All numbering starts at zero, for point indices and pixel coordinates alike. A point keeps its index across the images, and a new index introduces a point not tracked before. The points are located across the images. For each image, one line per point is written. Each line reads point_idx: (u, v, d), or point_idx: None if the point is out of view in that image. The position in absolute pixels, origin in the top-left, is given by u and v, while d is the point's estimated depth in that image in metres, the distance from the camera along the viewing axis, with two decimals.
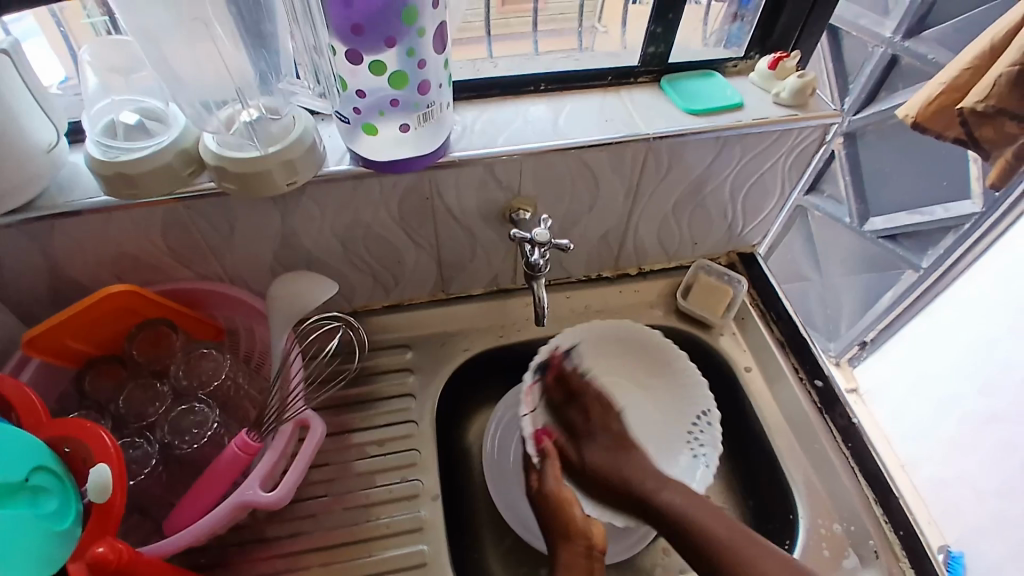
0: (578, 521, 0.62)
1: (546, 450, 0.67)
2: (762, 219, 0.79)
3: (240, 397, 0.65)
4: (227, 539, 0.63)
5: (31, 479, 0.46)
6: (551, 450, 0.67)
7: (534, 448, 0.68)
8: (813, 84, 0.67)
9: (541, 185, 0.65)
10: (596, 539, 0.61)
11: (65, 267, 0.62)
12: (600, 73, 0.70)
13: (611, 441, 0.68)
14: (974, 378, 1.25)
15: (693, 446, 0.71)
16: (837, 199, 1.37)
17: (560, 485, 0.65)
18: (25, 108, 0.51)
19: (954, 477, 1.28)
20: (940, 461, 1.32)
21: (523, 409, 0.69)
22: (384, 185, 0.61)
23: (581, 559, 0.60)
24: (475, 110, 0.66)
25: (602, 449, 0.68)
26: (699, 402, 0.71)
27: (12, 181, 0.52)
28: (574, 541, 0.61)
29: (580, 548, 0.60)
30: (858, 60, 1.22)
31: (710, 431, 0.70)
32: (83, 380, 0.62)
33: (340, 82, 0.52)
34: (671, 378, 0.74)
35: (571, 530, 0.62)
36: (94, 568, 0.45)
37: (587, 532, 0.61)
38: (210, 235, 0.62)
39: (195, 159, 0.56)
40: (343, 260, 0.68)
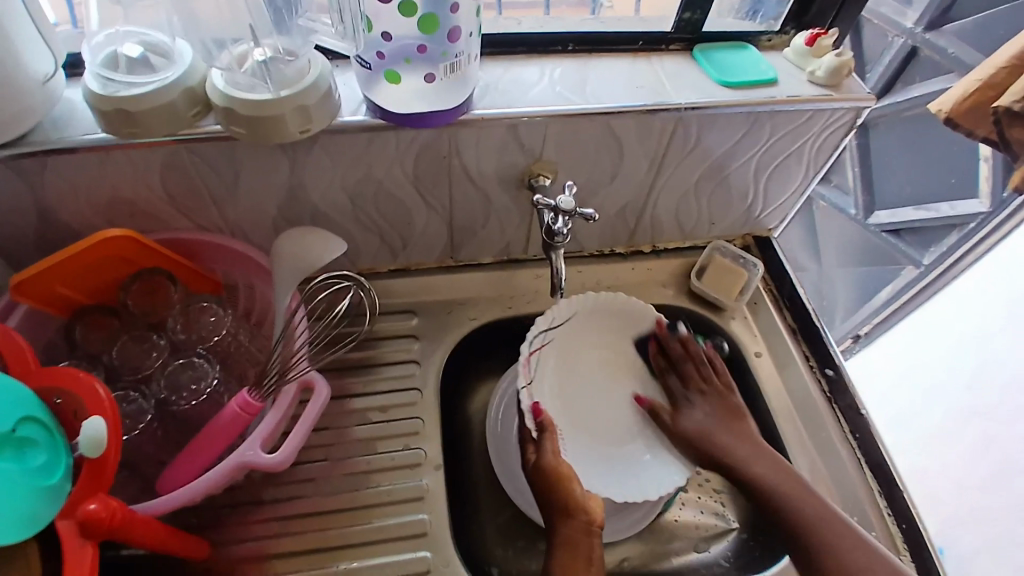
0: (576, 495, 0.59)
1: (546, 424, 0.62)
2: (782, 203, 0.77)
3: (241, 354, 0.63)
4: (219, 500, 0.61)
5: (18, 432, 0.43)
6: (551, 423, 0.62)
7: (533, 422, 0.63)
8: (850, 64, 0.65)
9: (564, 151, 0.63)
10: (597, 515, 0.58)
11: (57, 209, 0.58)
12: (630, 37, 0.66)
13: None
14: (965, 367, 1.30)
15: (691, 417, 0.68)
16: (842, 189, 1.36)
17: (559, 460, 0.61)
18: (22, 33, 0.47)
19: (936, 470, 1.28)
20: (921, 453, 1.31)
21: (523, 381, 0.64)
22: (401, 140, 0.58)
23: (581, 535, 0.57)
24: (499, 68, 0.62)
25: (702, 415, 0.68)
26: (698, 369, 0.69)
27: (3, 114, 0.48)
28: (576, 517, 0.58)
29: (583, 524, 0.58)
30: (879, 48, 1.17)
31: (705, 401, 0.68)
32: (74, 330, 0.58)
33: (367, 23, 0.49)
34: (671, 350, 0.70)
35: (572, 507, 0.58)
36: (86, 526, 0.43)
37: (588, 508, 0.58)
38: (214, 183, 0.59)
39: (200, 99, 0.53)
40: (350, 218, 0.65)
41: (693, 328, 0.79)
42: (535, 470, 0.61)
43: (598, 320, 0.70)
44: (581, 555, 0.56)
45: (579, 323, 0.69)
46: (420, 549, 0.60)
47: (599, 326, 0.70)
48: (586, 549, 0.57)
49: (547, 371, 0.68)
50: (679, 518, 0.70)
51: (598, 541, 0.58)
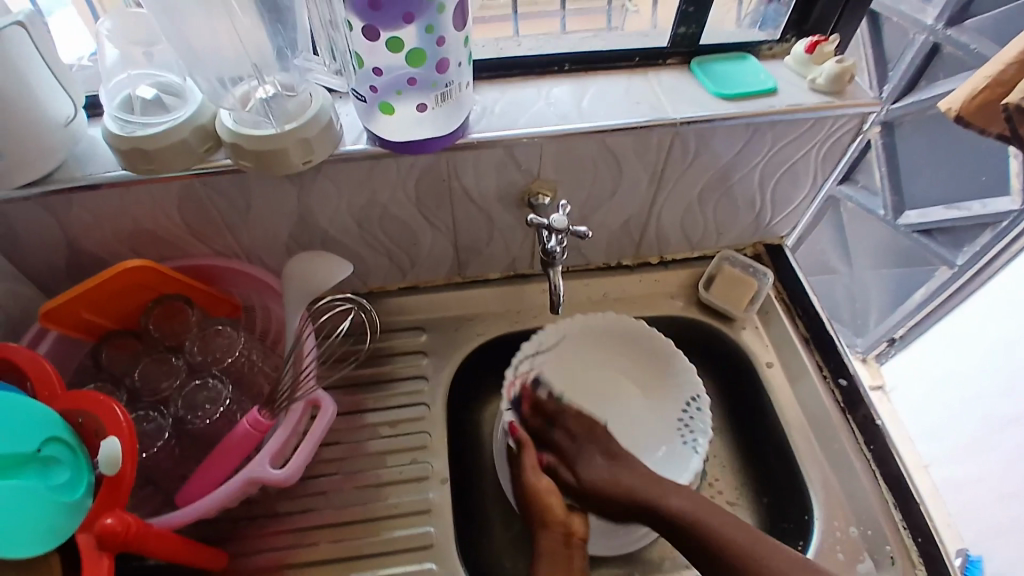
0: (554, 508, 0.63)
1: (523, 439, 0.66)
2: (793, 210, 0.76)
3: (253, 373, 0.65)
4: (238, 513, 0.64)
5: (42, 451, 0.47)
6: (527, 439, 0.66)
7: (511, 439, 0.67)
8: (852, 70, 0.64)
9: (561, 169, 0.64)
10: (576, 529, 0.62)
11: (83, 241, 0.62)
12: (627, 54, 0.67)
13: None
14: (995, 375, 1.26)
15: (682, 433, 0.69)
16: (870, 189, 1.27)
17: (540, 480, 0.65)
18: (41, 80, 0.51)
19: (964, 476, 1.33)
20: (955, 460, 1.36)
21: (506, 402, 0.68)
22: (401, 166, 0.60)
23: (560, 547, 0.61)
24: (495, 91, 0.64)
25: (604, 463, 0.65)
26: (687, 388, 0.70)
27: (27, 153, 0.52)
28: (552, 530, 0.62)
29: (560, 537, 0.61)
30: (899, 46, 1.11)
31: (699, 416, 0.69)
32: (100, 354, 0.62)
33: (357, 60, 0.51)
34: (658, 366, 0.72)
35: (550, 518, 0.62)
36: (103, 539, 0.47)
37: (565, 522, 0.62)
38: (226, 212, 0.62)
39: (212, 135, 0.56)
40: (358, 240, 0.68)
41: (704, 339, 0.79)
42: (519, 488, 0.65)
43: (593, 339, 0.73)
44: (562, 563, 0.60)
45: (574, 342, 0.73)
46: (427, 561, 0.62)
47: (596, 345, 0.74)
48: (564, 559, 0.60)
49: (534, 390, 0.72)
50: None
51: (578, 553, 0.61)
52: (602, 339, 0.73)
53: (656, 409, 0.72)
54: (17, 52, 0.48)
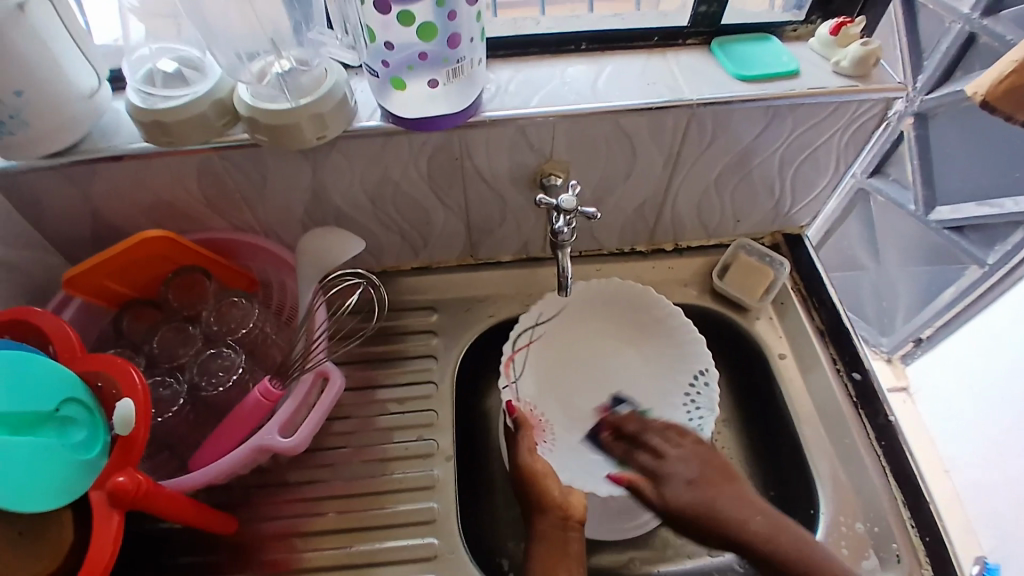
0: (551, 494, 0.62)
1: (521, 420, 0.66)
2: (814, 198, 0.74)
3: (267, 345, 0.67)
4: (248, 481, 0.65)
5: (59, 411, 0.49)
6: (524, 421, 0.66)
7: (510, 419, 0.66)
8: (878, 53, 0.62)
9: (574, 150, 0.63)
10: (574, 511, 0.62)
11: (106, 211, 0.64)
12: (645, 34, 0.66)
13: None
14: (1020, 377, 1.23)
15: (687, 408, 0.68)
16: (902, 183, 1.24)
17: (534, 459, 0.64)
18: (65, 52, 0.53)
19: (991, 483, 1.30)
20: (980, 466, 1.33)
21: (503, 380, 0.68)
22: (413, 143, 0.60)
23: (557, 530, 0.61)
24: (510, 70, 0.64)
25: (687, 484, 0.62)
26: (699, 360, 0.69)
27: (53, 124, 0.54)
28: (551, 513, 0.61)
29: (558, 520, 0.61)
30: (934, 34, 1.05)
31: (705, 392, 0.68)
32: (121, 321, 0.65)
33: (369, 33, 0.52)
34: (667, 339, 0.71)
35: (545, 503, 0.62)
36: (114, 497, 0.48)
37: (564, 505, 0.62)
38: (243, 186, 0.63)
39: (230, 109, 0.57)
40: (371, 218, 0.68)
41: (716, 327, 0.78)
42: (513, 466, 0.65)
43: (595, 308, 0.73)
44: (559, 549, 0.60)
45: (576, 311, 0.73)
46: (428, 536, 0.63)
47: (597, 314, 0.74)
48: (562, 542, 0.60)
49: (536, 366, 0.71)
50: None
51: (574, 536, 0.61)
52: (603, 307, 0.73)
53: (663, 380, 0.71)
54: (41, 23, 0.50)
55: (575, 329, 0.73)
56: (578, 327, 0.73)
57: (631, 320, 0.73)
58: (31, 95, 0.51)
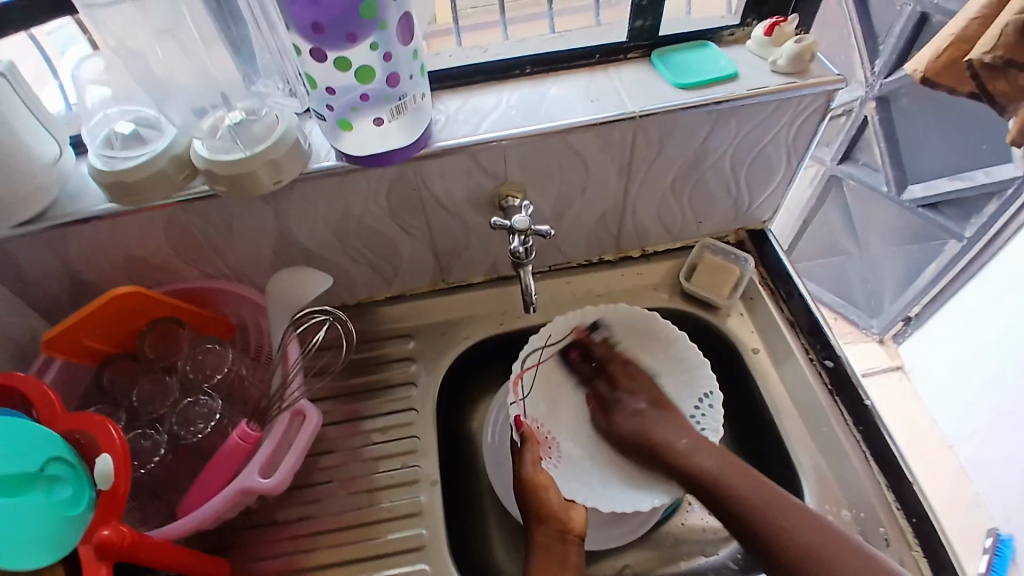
0: (551, 504, 0.63)
1: (527, 434, 0.67)
2: (771, 193, 0.75)
3: (245, 387, 0.68)
4: (240, 523, 0.67)
5: (45, 470, 0.51)
6: (530, 434, 0.67)
7: (516, 433, 0.67)
8: (813, 48, 0.63)
9: (527, 170, 0.65)
10: (574, 525, 0.63)
11: (82, 271, 0.66)
12: (587, 52, 0.68)
13: (698, 473, 0.61)
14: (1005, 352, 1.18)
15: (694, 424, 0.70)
16: (872, 167, 1.27)
17: (537, 471, 0.65)
18: (24, 125, 0.55)
19: (994, 457, 1.28)
20: (980, 441, 1.32)
21: (510, 398, 0.70)
22: (369, 179, 0.62)
23: (556, 543, 0.62)
24: (459, 99, 0.66)
25: (634, 414, 0.70)
26: (704, 383, 0.71)
27: (21, 193, 0.56)
28: (549, 525, 0.63)
29: (556, 531, 0.62)
30: (887, 19, 1.08)
31: (711, 413, 0.70)
32: (102, 376, 0.66)
33: (310, 80, 0.54)
34: (670, 357, 0.73)
35: (547, 514, 0.63)
36: (101, 550, 0.50)
37: (564, 519, 0.63)
38: (211, 235, 0.65)
39: (189, 164, 0.59)
40: (340, 253, 0.70)
41: (689, 328, 0.79)
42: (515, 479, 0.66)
43: (603, 332, 0.74)
44: (557, 559, 0.61)
45: (581, 336, 0.74)
46: (419, 562, 0.64)
47: (604, 337, 0.75)
48: (561, 555, 0.62)
49: (540, 385, 0.73)
50: (685, 522, 0.72)
51: (574, 549, 0.62)
52: (610, 331, 0.74)
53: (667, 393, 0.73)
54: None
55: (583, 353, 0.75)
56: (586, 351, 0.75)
57: (638, 343, 0.74)
58: None
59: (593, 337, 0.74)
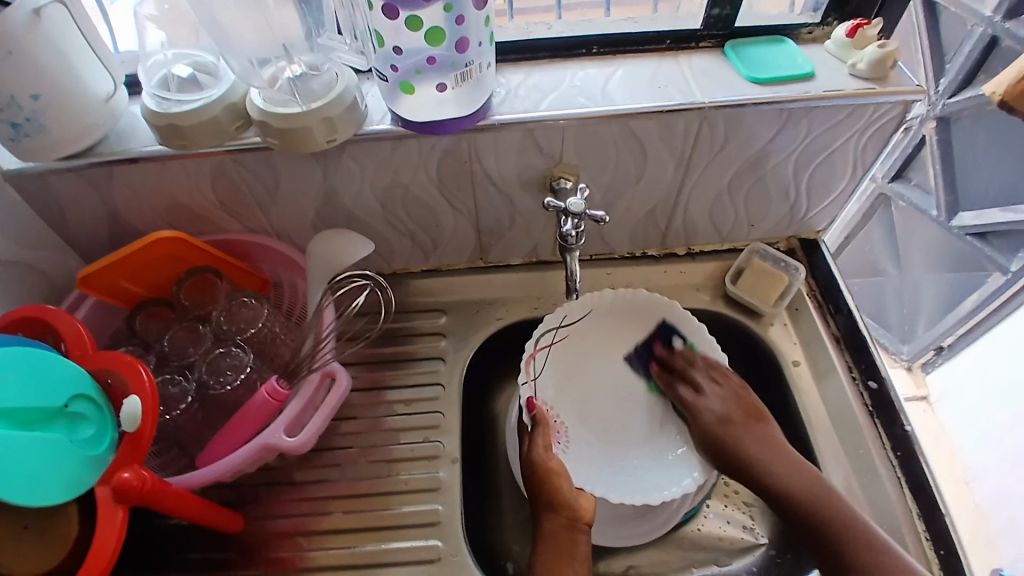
0: (563, 493, 0.61)
1: (539, 417, 0.65)
2: (831, 202, 0.72)
3: (276, 345, 0.68)
4: (257, 479, 0.66)
5: (69, 407, 0.51)
6: (544, 417, 0.65)
7: (528, 416, 0.65)
8: (896, 55, 0.60)
9: (583, 153, 0.63)
10: (584, 514, 0.60)
11: (124, 213, 0.65)
12: (657, 36, 0.66)
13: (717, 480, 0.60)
14: None
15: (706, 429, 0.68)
16: (925, 188, 1.22)
17: (548, 456, 0.63)
18: (81, 58, 0.54)
19: None
20: None
21: (522, 376, 0.67)
22: (423, 147, 0.60)
23: (563, 532, 0.60)
24: (521, 74, 0.64)
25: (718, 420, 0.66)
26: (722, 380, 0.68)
27: (72, 128, 0.55)
28: (561, 514, 0.60)
29: (566, 520, 0.60)
30: (957, 37, 1.03)
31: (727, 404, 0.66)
32: (134, 320, 0.66)
33: (378, 38, 0.52)
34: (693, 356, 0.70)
35: (562, 503, 0.61)
36: (120, 493, 0.49)
37: (575, 508, 0.60)
38: (257, 189, 0.64)
39: (243, 114, 0.57)
40: (382, 221, 0.69)
41: (727, 333, 0.77)
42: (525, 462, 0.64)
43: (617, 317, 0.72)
44: (565, 550, 0.59)
45: (598, 320, 0.71)
46: (432, 538, 0.63)
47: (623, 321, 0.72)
48: (569, 544, 0.60)
49: (556, 368, 0.70)
50: (702, 527, 0.70)
51: (584, 538, 0.60)
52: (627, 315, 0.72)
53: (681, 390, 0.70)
54: (59, 31, 0.52)
55: (596, 335, 0.72)
56: (599, 333, 0.72)
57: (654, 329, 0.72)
58: (47, 99, 0.52)
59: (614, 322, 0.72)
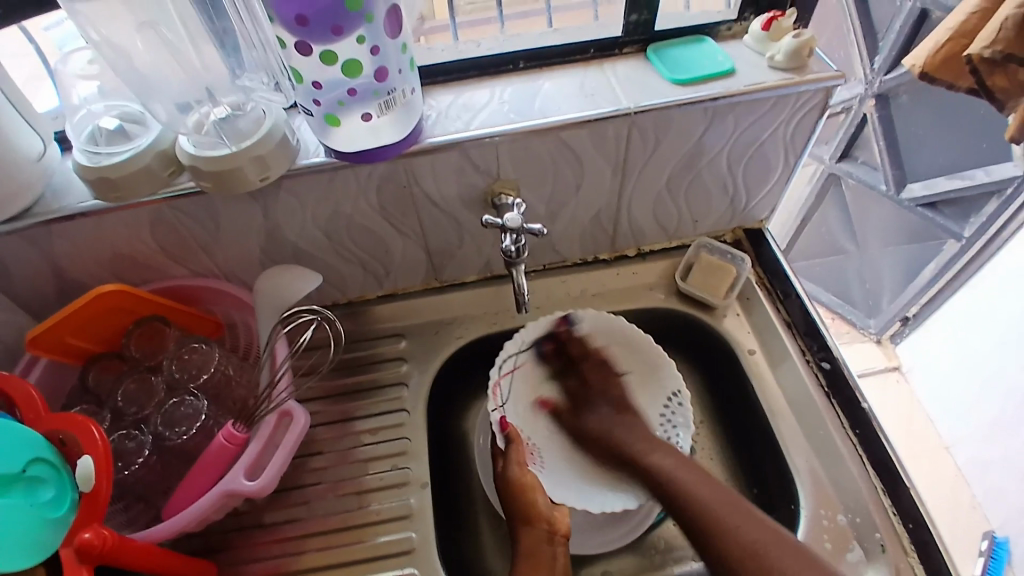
0: (538, 506, 0.62)
1: (512, 434, 0.65)
2: (769, 192, 0.74)
3: (230, 388, 0.67)
4: (226, 525, 0.66)
5: (27, 471, 0.50)
6: (517, 434, 0.65)
7: (500, 436, 0.66)
8: (812, 44, 0.62)
9: (520, 169, 0.64)
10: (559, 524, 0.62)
11: (68, 268, 0.64)
12: (581, 47, 0.67)
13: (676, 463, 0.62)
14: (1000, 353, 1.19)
15: (665, 427, 0.69)
16: (871, 165, 1.26)
17: (524, 471, 0.63)
18: (8, 120, 0.54)
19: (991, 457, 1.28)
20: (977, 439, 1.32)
21: (490, 404, 0.68)
22: (360, 176, 0.60)
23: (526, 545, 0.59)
24: (451, 95, 0.64)
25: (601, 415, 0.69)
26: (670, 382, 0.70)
27: (7, 190, 0.55)
28: (536, 526, 0.61)
29: (544, 533, 0.61)
30: (887, 17, 1.07)
31: (681, 411, 0.69)
32: (88, 376, 0.65)
33: (296, 75, 0.52)
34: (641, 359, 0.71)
35: (529, 515, 0.62)
36: (81, 553, 0.49)
37: (548, 518, 0.62)
38: (198, 232, 0.64)
39: (175, 159, 0.57)
40: (329, 251, 0.69)
41: (687, 329, 0.78)
42: (502, 480, 0.64)
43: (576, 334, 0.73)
44: (544, 564, 0.59)
45: (557, 337, 0.72)
46: (407, 565, 0.63)
47: None
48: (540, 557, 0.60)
49: (519, 391, 0.71)
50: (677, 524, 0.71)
51: (561, 551, 0.61)
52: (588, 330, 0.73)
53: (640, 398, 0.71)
54: None
55: (559, 352, 0.73)
56: (562, 350, 0.73)
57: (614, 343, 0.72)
58: None
59: None
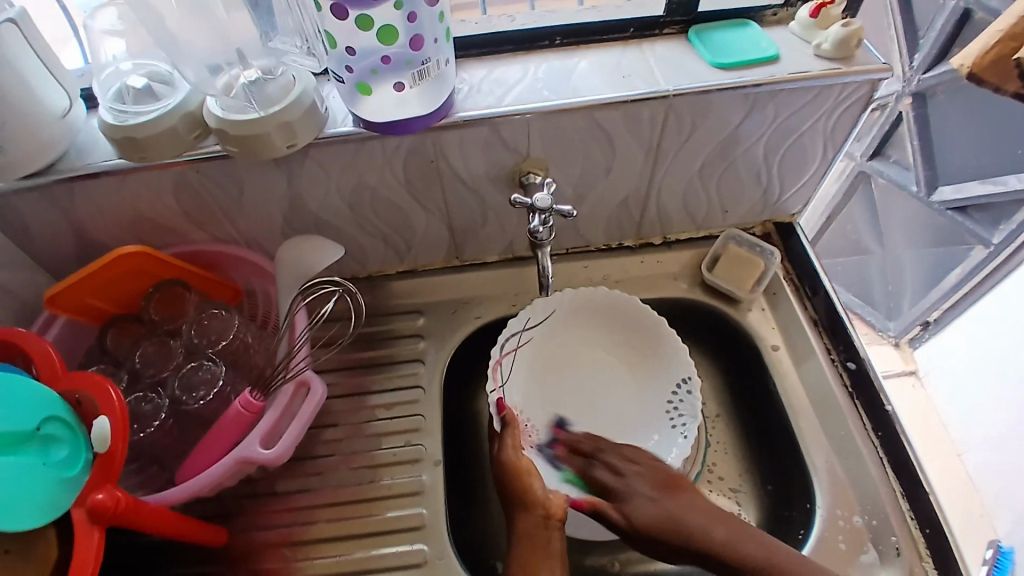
0: (532, 490, 0.61)
1: (508, 417, 0.64)
2: (803, 185, 0.72)
3: (248, 356, 0.67)
4: (238, 491, 0.66)
5: (42, 429, 0.50)
6: (513, 417, 0.64)
7: (498, 418, 0.65)
8: (860, 34, 0.60)
9: (551, 148, 0.62)
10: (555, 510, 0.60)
11: (88, 228, 0.64)
12: (620, 25, 0.65)
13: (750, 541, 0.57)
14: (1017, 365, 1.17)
15: (671, 415, 0.69)
16: (903, 165, 1.23)
17: (518, 455, 0.63)
18: (35, 75, 0.53)
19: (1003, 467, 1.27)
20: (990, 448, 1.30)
21: (489, 385, 0.67)
22: (387, 147, 0.59)
23: (536, 529, 0.59)
24: (483, 69, 0.63)
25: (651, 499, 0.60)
26: (680, 369, 0.69)
27: (33, 147, 0.54)
28: (532, 511, 0.60)
29: (538, 518, 0.59)
30: (930, 13, 1.03)
31: (688, 399, 0.68)
32: (106, 337, 0.65)
33: (329, 39, 0.51)
34: (649, 346, 0.71)
35: (530, 499, 0.61)
36: (94, 514, 0.49)
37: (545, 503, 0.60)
38: (221, 198, 0.63)
39: (201, 122, 0.57)
40: (351, 223, 0.68)
41: (709, 320, 0.77)
42: (496, 463, 0.63)
43: (582, 317, 0.73)
44: (540, 547, 0.58)
45: (562, 319, 0.72)
46: (418, 541, 0.63)
47: (591, 325, 0.73)
48: (544, 541, 0.59)
49: (522, 371, 0.70)
50: None
51: (556, 534, 0.60)
52: (595, 314, 0.73)
53: (643, 386, 0.71)
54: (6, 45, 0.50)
55: (564, 336, 0.73)
56: (567, 334, 0.73)
57: (621, 329, 0.72)
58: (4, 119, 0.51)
59: (577, 322, 0.73)
